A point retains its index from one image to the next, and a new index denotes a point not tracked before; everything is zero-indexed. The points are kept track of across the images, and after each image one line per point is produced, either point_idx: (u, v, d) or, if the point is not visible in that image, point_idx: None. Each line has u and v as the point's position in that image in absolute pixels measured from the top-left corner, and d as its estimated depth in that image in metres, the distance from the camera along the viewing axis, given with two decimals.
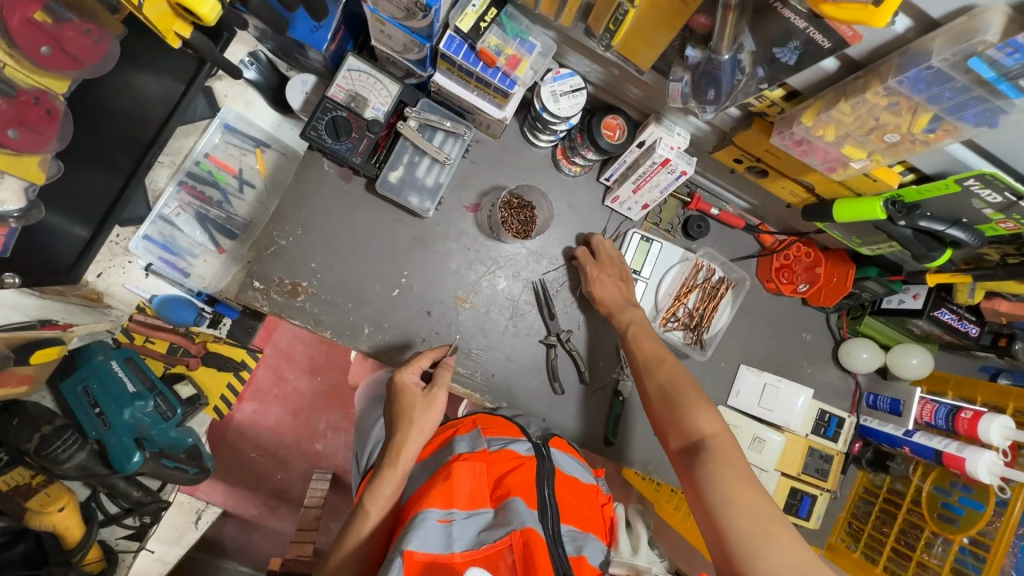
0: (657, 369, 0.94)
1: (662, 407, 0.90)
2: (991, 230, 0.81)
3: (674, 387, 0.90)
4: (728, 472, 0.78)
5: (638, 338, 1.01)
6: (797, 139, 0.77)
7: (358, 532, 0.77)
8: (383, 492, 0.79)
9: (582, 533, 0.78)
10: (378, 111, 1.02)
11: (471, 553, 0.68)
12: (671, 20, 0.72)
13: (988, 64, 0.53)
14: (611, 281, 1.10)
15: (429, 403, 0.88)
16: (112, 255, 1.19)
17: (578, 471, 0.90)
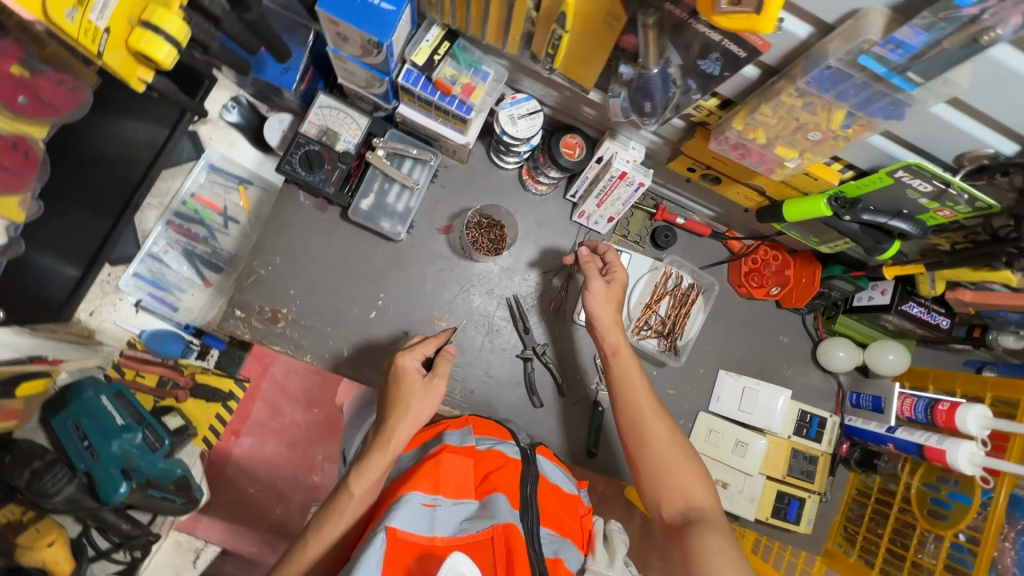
0: (652, 422, 0.88)
1: (654, 467, 0.86)
2: (931, 219, 0.84)
3: (669, 445, 0.86)
4: (721, 544, 0.77)
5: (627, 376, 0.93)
6: (733, 143, 0.82)
7: (341, 511, 0.75)
8: (370, 474, 0.78)
9: (560, 539, 0.76)
10: (349, 143, 1.08)
11: (452, 539, 0.67)
12: (602, 40, 0.77)
13: (877, 61, 0.57)
14: (606, 302, 0.99)
15: (429, 390, 0.86)
16: (104, 293, 1.25)
17: (561, 479, 0.87)
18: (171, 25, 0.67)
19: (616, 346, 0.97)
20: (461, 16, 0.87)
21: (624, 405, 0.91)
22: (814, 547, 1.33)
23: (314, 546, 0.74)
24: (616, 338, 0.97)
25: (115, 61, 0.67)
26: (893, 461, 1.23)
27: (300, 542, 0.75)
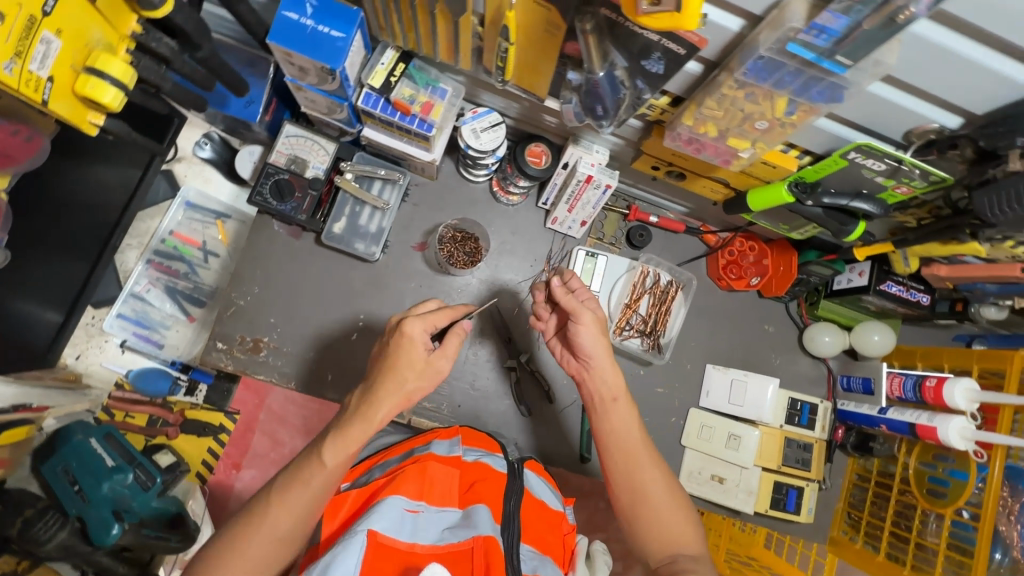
0: (645, 468, 0.80)
1: (646, 516, 0.78)
2: (891, 197, 0.84)
3: (662, 493, 0.79)
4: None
5: (621, 419, 0.83)
6: (686, 139, 0.83)
7: (307, 479, 0.67)
8: (346, 447, 0.68)
9: (540, 557, 0.72)
10: (318, 169, 1.09)
11: (432, 548, 0.65)
12: (547, 49, 0.79)
13: (805, 48, 0.59)
14: (591, 336, 0.84)
15: (430, 372, 0.74)
16: (89, 336, 1.27)
17: (547, 495, 0.85)
18: (115, 69, 0.68)
19: (616, 391, 0.84)
20: (412, 37, 0.89)
21: (617, 450, 0.81)
22: (819, 536, 1.32)
23: (273, 513, 0.66)
24: (616, 384, 0.83)
25: (64, 110, 0.67)
26: (889, 443, 1.22)
27: (258, 507, 0.67)
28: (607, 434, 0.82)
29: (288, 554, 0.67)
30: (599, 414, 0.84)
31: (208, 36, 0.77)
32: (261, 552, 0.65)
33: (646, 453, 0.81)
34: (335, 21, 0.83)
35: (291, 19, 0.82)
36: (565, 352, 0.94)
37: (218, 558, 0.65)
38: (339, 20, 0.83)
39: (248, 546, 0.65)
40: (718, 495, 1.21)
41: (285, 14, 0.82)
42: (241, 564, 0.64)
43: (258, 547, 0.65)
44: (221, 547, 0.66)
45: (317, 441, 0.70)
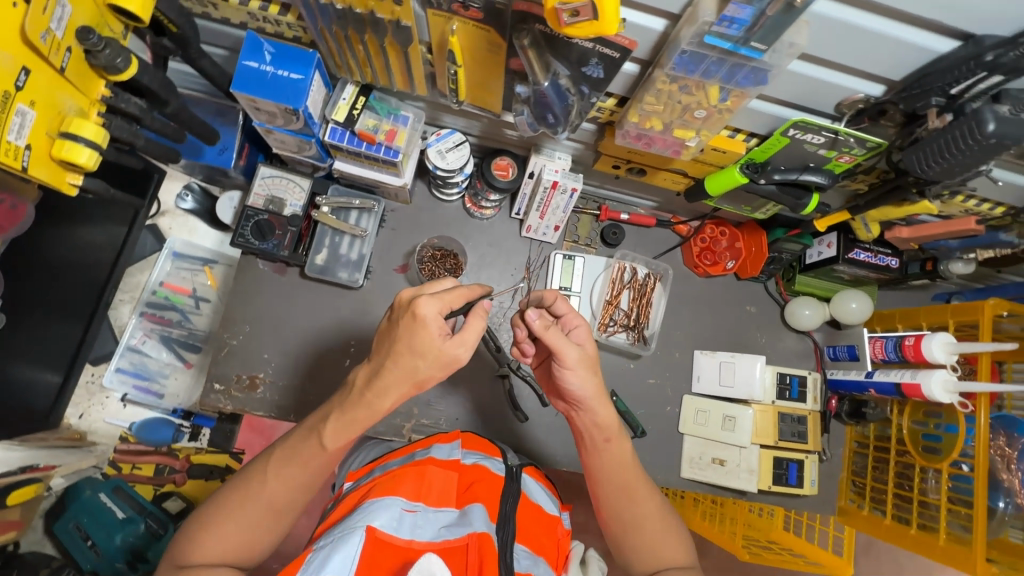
0: (637, 499, 0.82)
1: (639, 541, 0.81)
2: (837, 167, 0.87)
3: (656, 518, 0.82)
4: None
5: (616, 456, 0.82)
6: (635, 135, 0.88)
7: (305, 461, 0.74)
8: (342, 437, 0.73)
9: (534, 556, 0.74)
10: (296, 207, 1.14)
11: (430, 543, 0.68)
12: (493, 67, 0.84)
13: (721, 38, 0.64)
14: (583, 380, 0.77)
15: (444, 361, 0.69)
16: (90, 393, 1.29)
17: (544, 501, 0.87)
18: (88, 131, 0.72)
19: (609, 431, 0.81)
20: (368, 72, 0.94)
21: (610, 483, 0.82)
22: (828, 507, 1.32)
23: (270, 483, 0.73)
24: (609, 425, 0.80)
25: (43, 176, 0.70)
26: (881, 406, 1.24)
27: (256, 474, 0.74)
28: (602, 471, 0.82)
29: (279, 524, 0.75)
30: (593, 451, 0.83)
31: (174, 92, 0.81)
32: (257, 519, 0.73)
33: (640, 484, 0.83)
34: (293, 64, 0.88)
35: (252, 67, 0.87)
36: (551, 386, 0.87)
37: (217, 516, 0.72)
38: (296, 63, 0.88)
39: (247, 510, 0.72)
40: (718, 477, 1.22)
41: (245, 63, 0.87)
42: (237, 525, 0.71)
43: (254, 512, 0.72)
44: (221, 504, 0.73)
45: (316, 426, 0.74)
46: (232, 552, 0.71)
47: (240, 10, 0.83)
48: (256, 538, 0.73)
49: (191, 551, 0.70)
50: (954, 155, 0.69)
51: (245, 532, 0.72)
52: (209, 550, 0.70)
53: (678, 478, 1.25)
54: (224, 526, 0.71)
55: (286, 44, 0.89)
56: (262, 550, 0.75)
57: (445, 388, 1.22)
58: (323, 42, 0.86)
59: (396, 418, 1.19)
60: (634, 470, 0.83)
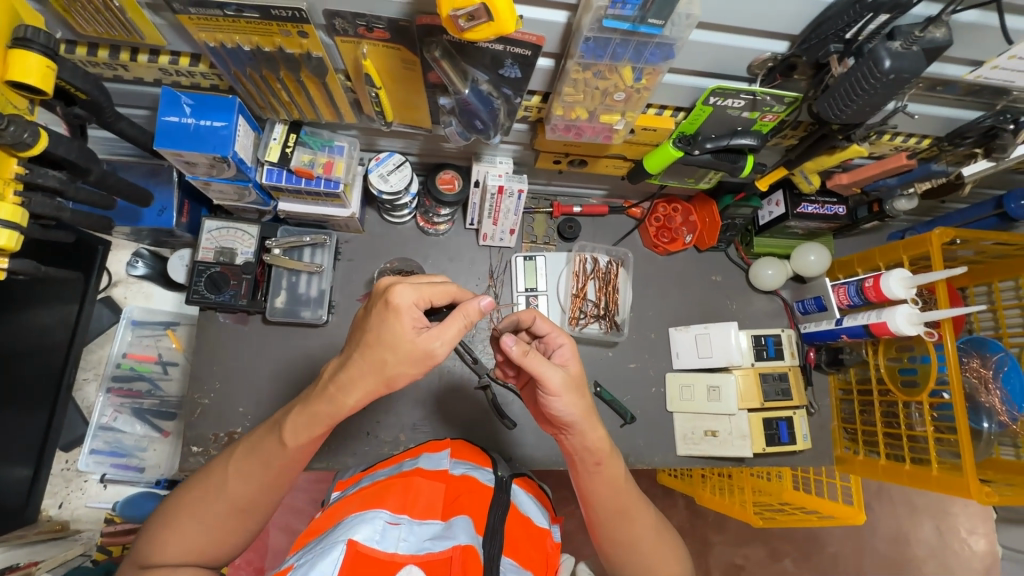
0: (635, 516, 0.82)
1: (636, 559, 0.81)
2: (763, 126, 0.89)
3: (653, 537, 0.82)
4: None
5: (611, 477, 0.80)
6: (564, 127, 0.89)
7: (264, 461, 0.76)
8: (304, 436, 0.75)
9: (521, 571, 0.73)
10: (247, 254, 1.13)
11: (413, 556, 0.69)
12: (413, 82, 0.84)
13: (618, 19, 0.65)
14: (570, 406, 0.74)
15: (415, 356, 0.69)
16: (67, 480, 1.26)
17: (534, 510, 0.87)
18: (2, 210, 0.67)
19: (599, 455, 0.79)
20: (293, 109, 0.94)
21: (606, 506, 0.81)
22: (826, 458, 1.33)
23: (231, 483, 0.76)
24: (599, 449, 0.78)
25: None
26: (857, 350, 1.26)
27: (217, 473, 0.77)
28: (595, 492, 0.81)
29: (242, 523, 0.78)
30: (586, 473, 0.80)
31: (95, 160, 0.79)
32: (219, 518, 0.76)
33: (635, 502, 0.82)
34: (214, 112, 0.87)
35: (173, 122, 0.86)
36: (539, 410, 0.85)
37: (178, 517, 0.75)
38: (217, 111, 0.88)
39: (208, 510, 0.76)
40: (715, 449, 1.22)
41: (166, 119, 0.86)
42: (198, 525, 0.75)
43: (215, 511, 0.76)
44: (184, 504, 0.77)
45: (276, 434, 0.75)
46: (194, 550, 0.74)
47: (150, 67, 0.82)
48: (219, 538, 0.76)
49: (155, 551, 0.73)
50: (861, 95, 0.71)
51: (207, 532, 0.75)
52: (171, 550, 0.73)
53: (676, 457, 1.25)
54: (187, 526, 0.75)
55: (203, 93, 0.88)
56: (227, 549, 0.78)
57: (429, 409, 1.21)
58: (241, 85, 0.86)
59: (384, 447, 1.18)
60: (628, 489, 0.82)
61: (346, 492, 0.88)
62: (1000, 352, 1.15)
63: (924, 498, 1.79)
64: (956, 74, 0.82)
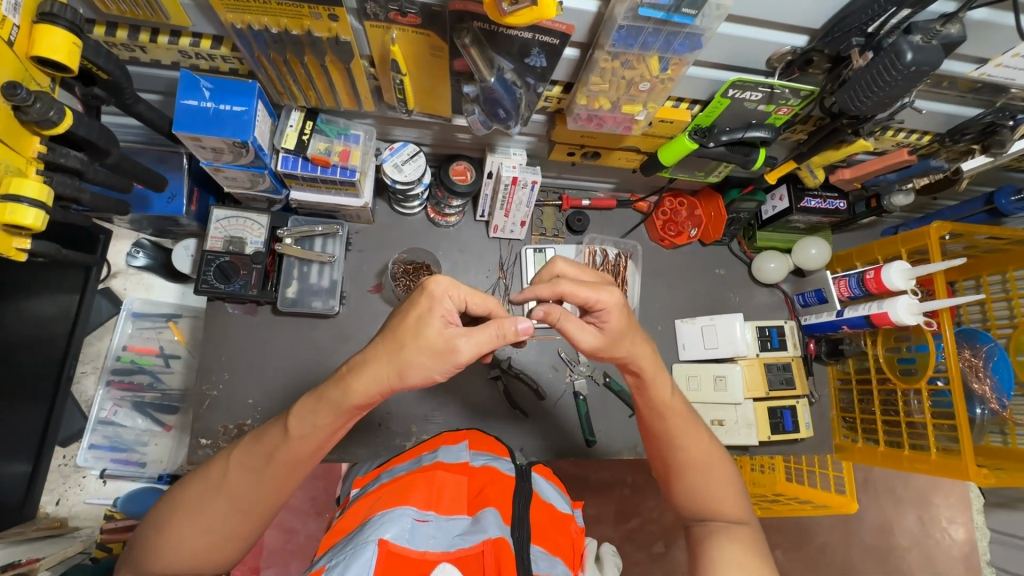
0: (687, 435, 0.82)
1: (693, 484, 0.82)
2: (777, 119, 0.91)
3: (708, 464, 0.83)
4: (746, 555, 0.77)
5: (664, 393, 0.81)
6: (586, 117, 0.91)
7: (270, 454, 0.71)
8: (314, 428, 0.70)
9: (551, 557, 0.73)
10: (258, 243, 1.11)
11: (445, 553, 0.68)
12: (438, 70, 0.84)
13: (653, 9, 0.67)
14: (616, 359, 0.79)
15: (438, 349, 0.67)
16: (65, 476, 1.23)
17: (555, 498, 0.87)
18: (30, 189, 0.66)
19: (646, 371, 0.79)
20: (312, 95, 0.93)
21: (658, 420, 0.82)
22: (825, 447, 1.37)
23: (234, 479, 0.71)
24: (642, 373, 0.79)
25: None
26: (856, 340, 1.30)
27: (218, 468, 0.72)
28: (648, 406, 0.82)
29: (245, 525, 0.72)
30: (638, 387, 0.82)
31: (114, 141, 0.78)
32: (221, 520, 0.70)
33: (692, 425, 0.83)
34: (234, 97, 0.86)
35: (192, 106, 0.85)
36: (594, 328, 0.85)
37: (176, 518, 0.70)
38: (237, 95, 0.87)
39: (209, 512, 0.70)
40: (721, 438, 1.25)
41: (184, 102, 0.85)
42: (197, 529, 0.69)
43: (217, 512, 0.70)
44: (179, 505, 0.71)
45: (284, 426, 0.72)
46: (195, 555, 0.70)
47: (169, 49, 0.81)
48: (221, 542, 0.71)
49: (154, 555, 0.69)
50: (881, 87, 0.73)
51: (208, 535, 0.70)
52: (168, 559, 0.69)
53: None
54: (186, 528, 0.69)
55: (223, 77, 0.87)
56: (230, 553, 0.73)
57: (441, 400, 1.22)
58: (262, 70, 0.85)
59: (396, 439, 1.18)
60: (682, 408, 0.83)
61: (366, 489, 0.85)
62: (990, 343, 1.21)
63: (907, 488, 1.85)
64: (962, 70, 0.85)
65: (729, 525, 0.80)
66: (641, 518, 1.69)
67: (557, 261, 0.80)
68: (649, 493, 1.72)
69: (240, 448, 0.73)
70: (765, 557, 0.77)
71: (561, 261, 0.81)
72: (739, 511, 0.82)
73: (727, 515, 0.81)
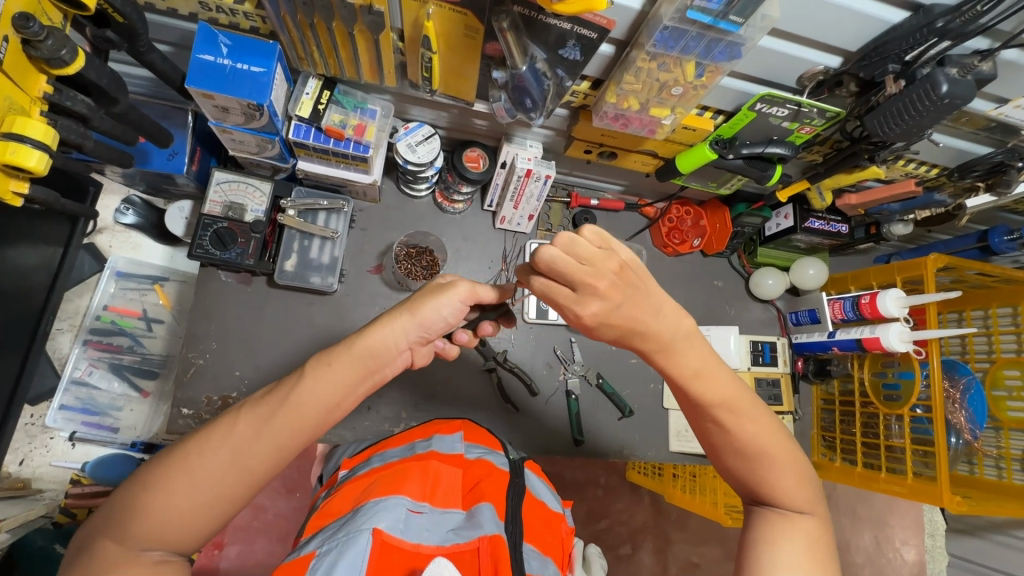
0: (740, 421, 0.72)
1: (742, 469, 0.75)
2: (798, 137, 0.91)
3: (761, 453, 0.73)
4: (805, 550, 0.70)
5: (700, 381, 0.71)
6: (613, 116, 0.90)
7: (283, 398, 0.64)
8: (327, 386, 0.65)
9: (543, 557, 0.70)
10: (258, 212, 1.06)
11: (439, 548, 0.65)
12: (469, 51, 0.82)
13: (702, 13, 0.66)
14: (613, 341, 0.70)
15: (436, 287, 0.71)
16: (31, 436, 1.18)
17: (546, 496, 0.85)
18: (35, 130, 0.65)
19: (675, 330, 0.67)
20: (333, 63, 0.89)
21: (702, 405, 0.72)
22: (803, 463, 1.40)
23: (235, 446, 0.62)
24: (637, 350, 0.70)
25: None
26: (843, 363, 1.32)
27: (225, 419, 0.63)
28: (683, 392, 0.73)
29: (244, 486, 0.63)
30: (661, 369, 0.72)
31: (124, 90, 0.74)
32: (214, 492, 0.61)
33: (741, 407, 0.72)
34: (252, 56, 0.83)
35: (207, 61, 0.81)
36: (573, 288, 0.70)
37: (164, 473, 0.60)
38: (256, 55, 0.83)
39: (207, 465, 0.61)
40: None
41: (200, 56, 0.81)
42: (188, 483, 0.60)
43: (214, 465, 0.61)
44: (166, 471, 0.60)
45: (298, 371, 0.66)
46: (180, 517, 0.59)
47: None
48: (212, 503, 0.61)
49: (132, 519, 0.58)
50: (913, 116, 0.75)
51: (201, 491, 0.60)
52: (142, 535, 0.58)
53: (668, 452, 1.28)
54: (176, 484, 0.59)
55: (242, 35, 0.83)
56: (218, 518, 0.62)
57: (434, 387, 1.20)
58: (285, 31, 0.82)
59: (384, 424, 1.16)
60: (717, 392, 0.71)
61: (356, 472, 0.82)
62: (968, 375, 1.24)
63: (869, 509, 1.89)
64: (982, 108, 0.87)
65: (787, 515, 0.73)
66: (611, 519, 1.71)
67: (540, 251, 0.56)
68: (623, 494, 1.73)
69: (249, 403, 0.66)
70: (824, 551, 0.71)
71: (547, 249, 0.56)
72: (801, 501, 0.74)
73: (785, 503, 0.74)
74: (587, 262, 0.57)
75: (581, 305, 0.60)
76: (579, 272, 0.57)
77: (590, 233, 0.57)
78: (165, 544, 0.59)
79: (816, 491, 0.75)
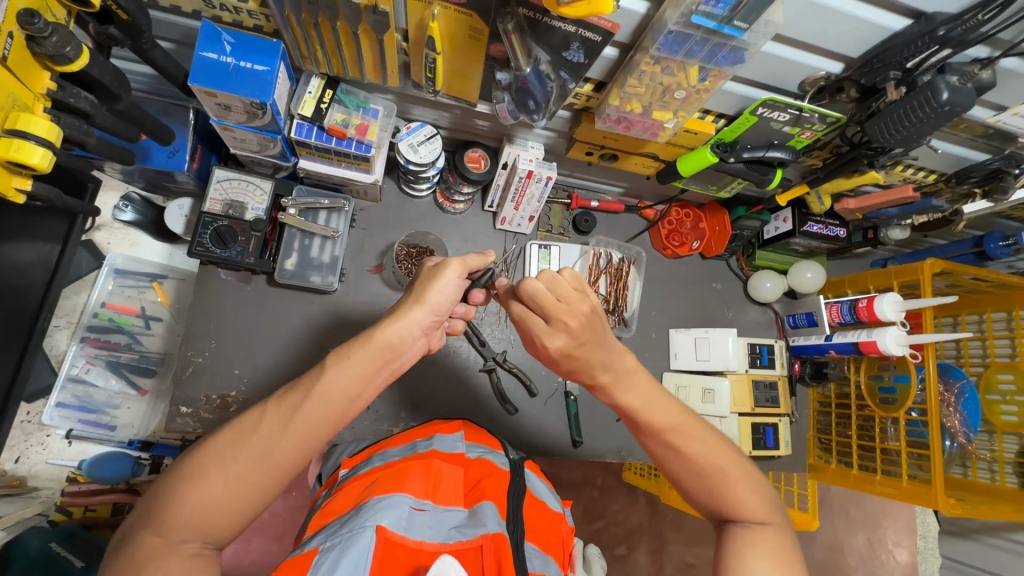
0: (685, 436, 0.75)
1: (700, 489, 0.75)
2: (799, 142, 0.92)
3: (716, 469, 0.74)
4: (771, 562, 0.68)
5: (641, 399, 0.76)
6: (616, 118, 0.90)
7: (307, 391, 0.64)
8: (346, 380, 0.65)
9: (544, 556, 0.71)
10: (258, 211, 1.06)
11: (443, 545, 0.65)
12: (474, 51, 0.81)
13: (707, 17, 0.67)
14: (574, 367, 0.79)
15: (429, 272, 0.71)
16: (27, 434, 1.17)
17: (547, 496, 0.85)
18: (39, 127, 0.64)
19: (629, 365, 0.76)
20: (337, 62, 0.89)
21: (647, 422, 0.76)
22: (799, 465, 1.41)
23: (265, 437, 0.62)
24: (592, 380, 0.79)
25: None
26: (840, 365, 1.33)
27: (253, 412, 0.63)
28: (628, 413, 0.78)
29: (274, 477, 0.63)
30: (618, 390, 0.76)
31: (127, 87, 0.74)
32: (246, 482, 0.61)
33: (684, 422, 0.76)
34: (256, 55, 0.83)
35: (211, 59, 0.81)
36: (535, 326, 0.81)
37: (197, 466, 0.60)
38: (260, 54, 0.83)
39: (240, 456, 0.61)
40: None
41: (203, 54, 0.81)
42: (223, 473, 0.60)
43: (246, 456, 0.61)
44: (200, 463, 0.61)
45: (319, 365, 0.66)
46: (215, 507, 0.59)
47: None
48: (246, 493, 0.61)
49: (167, 511, 0.58)
50: (913, 123, 0.76)
51: (235, 481, 0.61)
52: (179, 526, 0.58)
53: None
54: (210, 475, 0.60)
55: (246, 33, 0.83)
56: (252, 509, 0.62)
57: (433, 388, 1.20)
58: (289, 30, 0.82)
59: (383, 423, 1.16)
60: (664, 414, 0.76)
61: (357, 471, 0.82)
62: (963, 379, 1.24)
63: (861, 511, 1.89)
64: (980, 115, 0.88)
65: (750, 527, 0.72)
66: (607, 520, 1.71)
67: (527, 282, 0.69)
68: (620, 495, 1.74)
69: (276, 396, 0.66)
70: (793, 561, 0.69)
71: (533, 281, 0.68)
72: (761, 510, 0.73)
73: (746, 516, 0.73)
74: (563, 299, 0.69)
75: (549, 335, 0.72)
76: (554, 307, 0.69)
77: (569, 277, 0.71)
78: (202, 536, 0.60)
79: (775, 502, 0.75)
